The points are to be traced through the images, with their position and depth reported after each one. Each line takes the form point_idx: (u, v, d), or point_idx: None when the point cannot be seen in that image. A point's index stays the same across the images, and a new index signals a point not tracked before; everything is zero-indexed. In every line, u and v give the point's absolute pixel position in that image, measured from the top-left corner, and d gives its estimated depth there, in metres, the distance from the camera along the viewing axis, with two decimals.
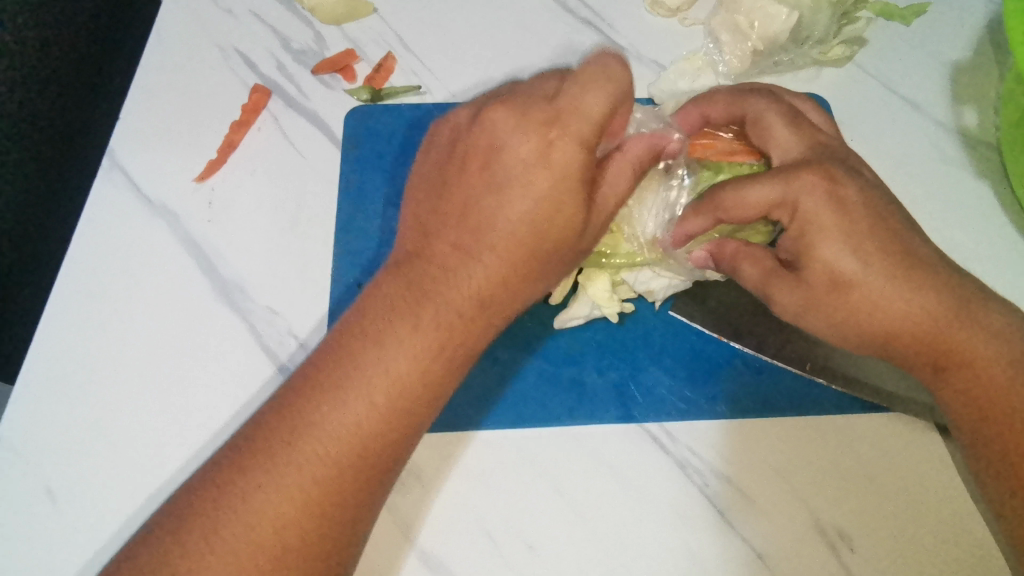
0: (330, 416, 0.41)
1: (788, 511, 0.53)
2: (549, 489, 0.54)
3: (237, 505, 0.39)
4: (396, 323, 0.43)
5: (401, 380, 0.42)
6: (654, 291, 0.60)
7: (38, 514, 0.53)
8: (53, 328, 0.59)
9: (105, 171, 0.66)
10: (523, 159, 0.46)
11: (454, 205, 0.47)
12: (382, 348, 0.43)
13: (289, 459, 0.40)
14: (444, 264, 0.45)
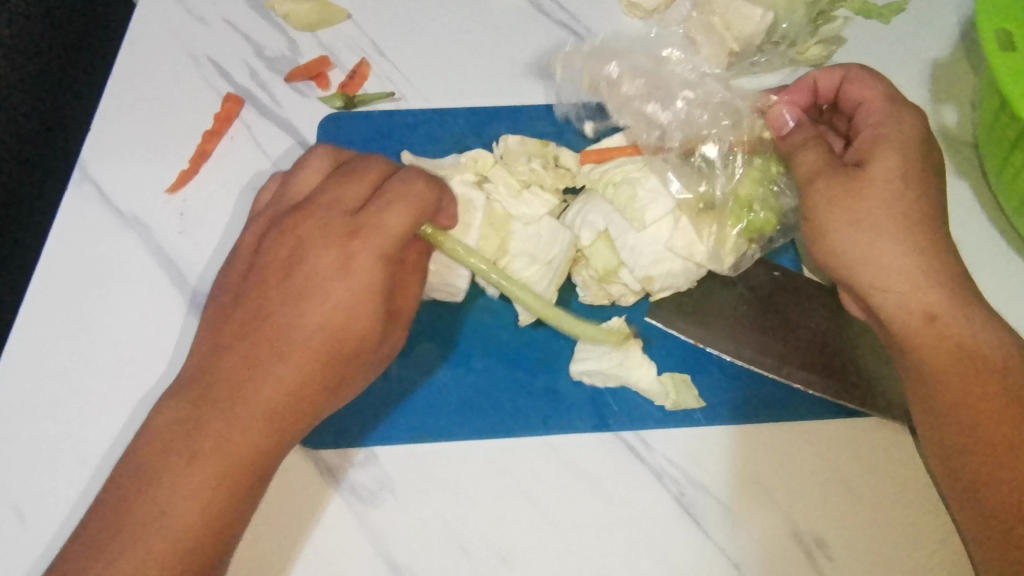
0: (214, 437, 0.45)
1: (764, 519, 0.53)
2: (523, 500, 0.53)
3: (148, 511, 0.43)
4: (270, 348, 0.47)
5: (209, 482, 0.44)
6: (652, 279, 0.57)
7: (5, 533, 0.52)
8: (23, 344, 0.59)
9: (75, 183, 0.65)
10: (322, 269, 0.49)
11: (254, 323, 0.48)
12: (268, 360, 0.47)
13: (174, 466, 0.44)
14: (308, 305, 0.48)
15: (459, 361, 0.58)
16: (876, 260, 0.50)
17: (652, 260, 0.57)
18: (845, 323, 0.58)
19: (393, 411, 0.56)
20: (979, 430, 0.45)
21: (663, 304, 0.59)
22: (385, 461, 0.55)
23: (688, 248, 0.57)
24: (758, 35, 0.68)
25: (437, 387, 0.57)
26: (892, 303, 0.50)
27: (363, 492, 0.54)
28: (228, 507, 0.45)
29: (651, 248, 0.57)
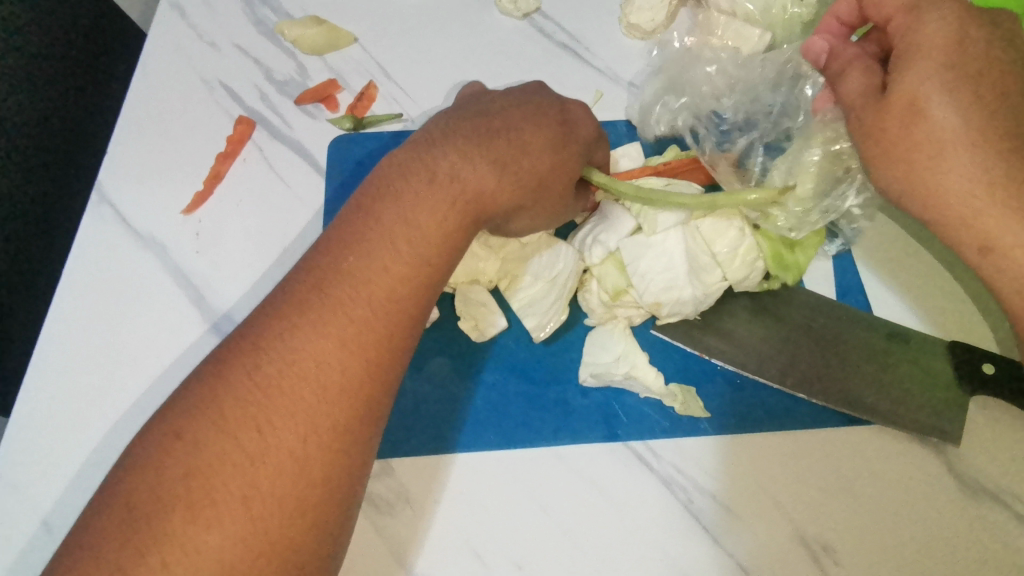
0: (324, 330, 0.43)
1: (771, 524, 0.54)
2: (536, 509, 0.55)
3: (256, 420, 0.40)
4: (391, 227, 0.47)
5: (346, 375, 0.43)
6: (661, 306, 0.58)
7: (34, 549, 0.54)
8: (44, 364, 0.60)
9: (93, 205, 0.67)
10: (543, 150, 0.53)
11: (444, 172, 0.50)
12: (377, 244, 0.47)
13: (299, 356, 0.42)
14: (435, 182, 0.50)
15: (471, 374, 0.60)
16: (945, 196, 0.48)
17: (661, 286, 0.57)
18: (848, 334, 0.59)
19: (408, 424, 0.58)
20: None
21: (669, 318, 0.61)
22: (401, 473, 0.56)
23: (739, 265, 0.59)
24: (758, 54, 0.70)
25: (451, 399, 0.59)
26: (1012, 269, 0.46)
27: (380, 503, 0.55)
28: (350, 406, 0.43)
29: (664, 275, 0.58)
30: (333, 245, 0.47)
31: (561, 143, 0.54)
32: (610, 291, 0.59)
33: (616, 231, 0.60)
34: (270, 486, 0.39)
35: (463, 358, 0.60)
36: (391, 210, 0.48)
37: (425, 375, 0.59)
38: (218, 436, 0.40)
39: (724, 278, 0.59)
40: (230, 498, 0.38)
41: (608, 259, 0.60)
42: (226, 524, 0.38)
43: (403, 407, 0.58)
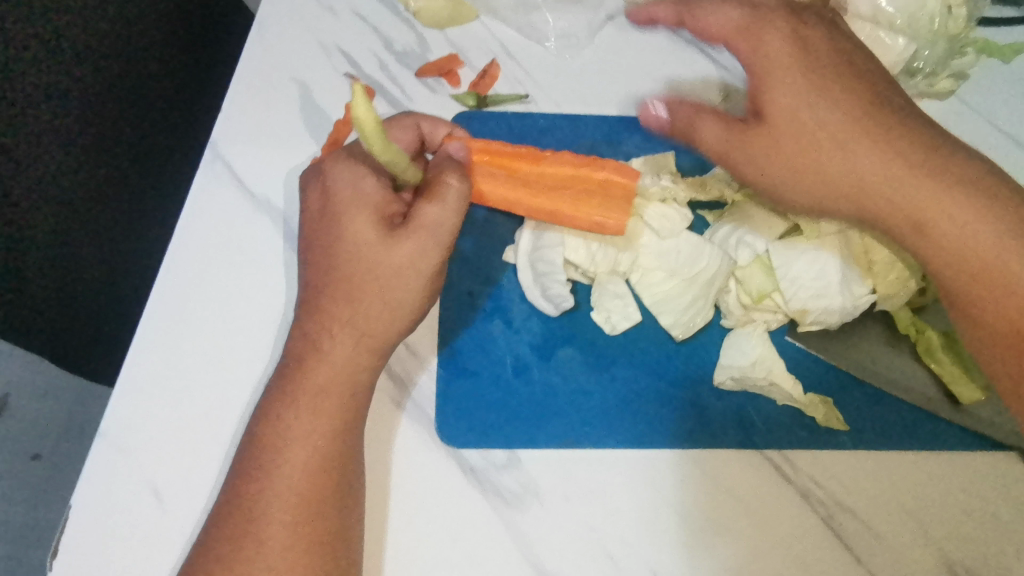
0: (302, 413, 0.48)
1: (914, 547, 0.52)
2: (669, 512, 0.52)
3: (263, 490, 0.46)
4: (340, 314, 0.48)
5: (301, 445, 0.47)
6: (807, 313, 0.56)
7: (147, 517, 0.51)
8: (155, 323, 0.58)
9: (208, 162, 0.64)
10: (357, 223, 0.47)
11: (324, 263, 0.48)
12: (320, 338, 0.48)
13: (286, 433, 0.47)
14: (331, 274, 0.48)
15: (601, 367, 0.57)
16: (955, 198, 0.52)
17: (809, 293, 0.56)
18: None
19: (536, 413, 0.55)
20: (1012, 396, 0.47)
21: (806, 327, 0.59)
22: (529, 464, 0.54)
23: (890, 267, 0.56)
24: (899, 63, 0.67)
25: (580, 392, 0.56)
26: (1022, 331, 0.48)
27: (508, 494, 0.53)
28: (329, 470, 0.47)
29: (814, 282, 0.56)
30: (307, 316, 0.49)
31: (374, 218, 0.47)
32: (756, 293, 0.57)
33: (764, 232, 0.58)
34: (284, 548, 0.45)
35: (592, 349, 0.58)
36: (336, 289, 0.48)
37: (553, 364, 0.57)
38: (251, 503, 0.46)
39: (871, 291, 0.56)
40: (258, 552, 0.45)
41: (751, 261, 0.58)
42: (268, 573, 0.45)
43: (531, 396, 0.56)
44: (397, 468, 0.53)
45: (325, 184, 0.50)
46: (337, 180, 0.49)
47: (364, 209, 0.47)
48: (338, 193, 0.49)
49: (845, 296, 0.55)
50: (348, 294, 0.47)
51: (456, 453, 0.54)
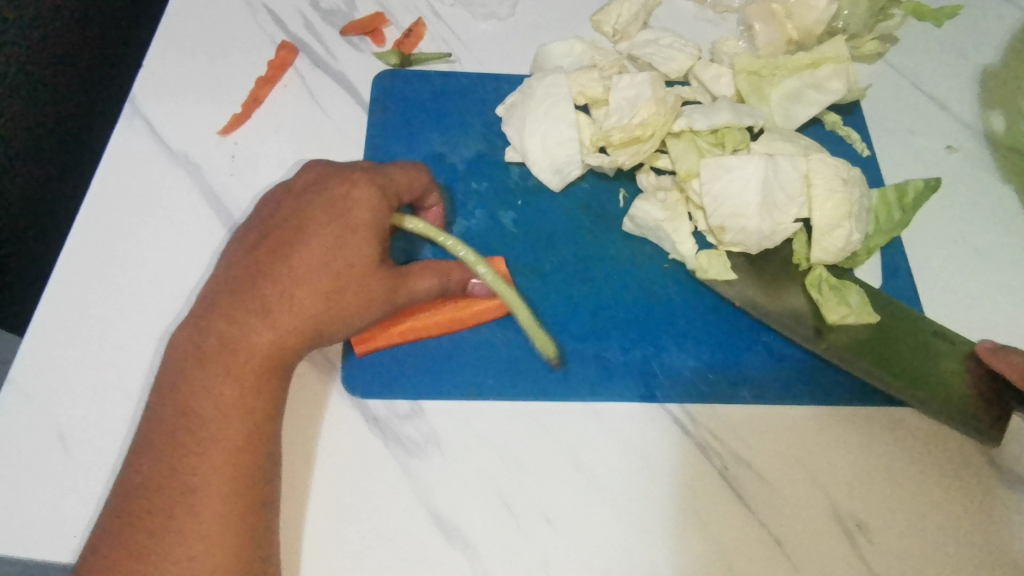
0: (216, 378, 0.47)
1: (806, 499, 0.53)
2: (567, 463, 0.53)
3: (182, 462, 0.45)
4: (273, 297, 0.49)
5: (219, 417, 0.46)
6: (726, 229, 0.58)
7: (49, 460, 0.52)
8: (69, 274, 0.59)
9: (127, 117, 0.65)
10: (338, 242, 0.50)
11: (268, 266, 0.50)
12: (255, 320, 0.48)
13: (196, 405, 0.46)
14: (271, 259, 0.50)
15: (508, 321, 0.59)
16: None
17: (731, 208, 0.58)
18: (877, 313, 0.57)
19: (441, 366, 0.57)
20: None
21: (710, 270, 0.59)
22: (431, 415, 0.55)
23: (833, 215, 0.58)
24: (821, 24, 0.67)
25: (488, 345, 0.58)
26: None
27: (409, 444, 0.54)
28: (253, 437, 0.47)
29: (737, 199, 0.58)
30: (228, 292, 0.49)
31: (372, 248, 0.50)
32: (684, 174, 0.61)
33: (708, 119, 0.61)
34: (197, 514, 0.44)
35: None
36: (272, 275, 0.49)
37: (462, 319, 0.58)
38: (166, 468, 0.45)
39: (795, 216, 0.59)
40: (177, 518, 0.44)
41: (687, 142, 0.62)
42: (163, 521, 0.44)
43: (439, 350, 0.57)
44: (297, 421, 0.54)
45: (305, 204, 0.52)
46: (322, 190, 0.52)
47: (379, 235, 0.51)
48: (297, 210, 0.52)
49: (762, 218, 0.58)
50: (284, 280, 0.49)
51: (360, 404, 0.55)
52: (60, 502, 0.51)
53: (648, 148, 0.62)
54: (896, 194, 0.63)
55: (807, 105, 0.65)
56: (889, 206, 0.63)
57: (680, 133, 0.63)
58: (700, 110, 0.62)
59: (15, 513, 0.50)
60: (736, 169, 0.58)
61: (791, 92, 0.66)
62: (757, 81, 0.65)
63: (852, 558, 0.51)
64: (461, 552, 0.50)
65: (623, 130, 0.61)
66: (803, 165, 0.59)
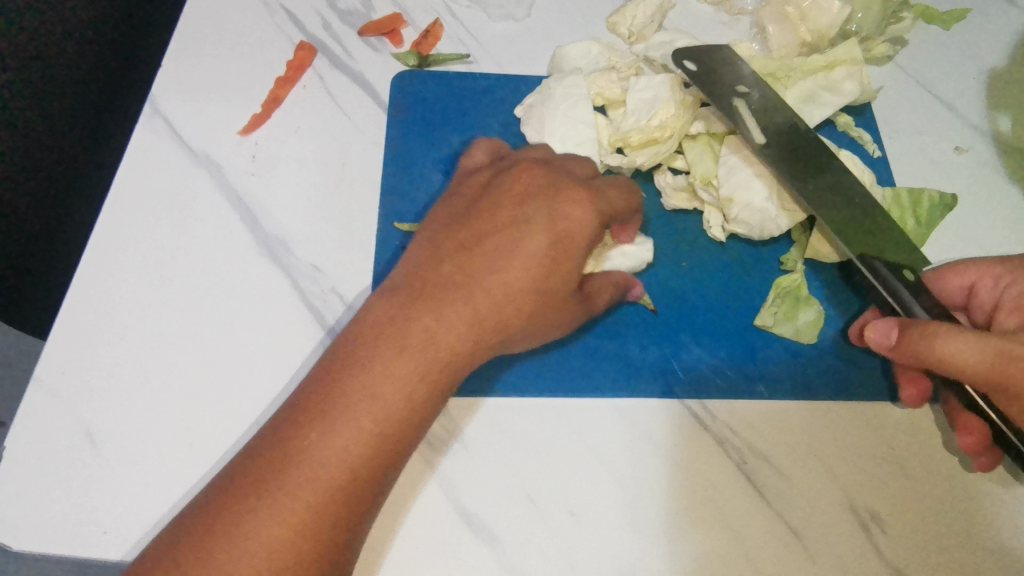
0: (386, 394, 0.44)
1: (824, 493, 0.54)
2: (591, 460, 0.54)
3: (308, 467, 0.42)
4: (458, 297, 0.48)
5: (381, 434, 0.44)
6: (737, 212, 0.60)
7: (76, 457, 0.52)
8: (91, 273, 0.59)
9: (147, 117, 0.65)
10: (527, 249, 0.49)
11: (455, 263, 0.49)
12: (439, 330, 0.47)
13: (353, 417, 0.44)
14: (478, 266, 0.49)
15: None
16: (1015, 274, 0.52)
17: (741, 180, 0.60)
18: (830, 204, 0.57)
19: None
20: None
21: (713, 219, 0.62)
22: (455, 412, 0.55)
23: None
24: (834, 27, 0.68)
25: None
26: None
27: (435, 441, 0.54)
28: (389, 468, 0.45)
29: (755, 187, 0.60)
30: (418, 291, 0.48)
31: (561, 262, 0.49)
32: (700, 174, 0.62)
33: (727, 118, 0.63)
34: (315, 515, 0.42)
35: None
36: (457, 283, 0.48)
37: None
38: (293, 475, 0.42)
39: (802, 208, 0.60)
40: (290, 535, 0.41)
41: (703, 145, 0.64)
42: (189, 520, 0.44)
43: None
44: None
45: (533, 211, 0.51)
46: (532, 199, 0.51)
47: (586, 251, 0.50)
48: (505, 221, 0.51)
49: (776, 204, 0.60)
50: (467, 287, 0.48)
51: None
52: (89, 498, 0.51)
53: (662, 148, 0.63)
54: (911, 201, 0.64)
55: (821, 106, 0.66)
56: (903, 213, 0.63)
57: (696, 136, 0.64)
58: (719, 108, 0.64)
59: (44, 509, 0.51)
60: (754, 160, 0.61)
61: (806, 94, 0.66)
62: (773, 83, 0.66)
63: (869, 551, 0.52)
64: (487, 546, 0.51)
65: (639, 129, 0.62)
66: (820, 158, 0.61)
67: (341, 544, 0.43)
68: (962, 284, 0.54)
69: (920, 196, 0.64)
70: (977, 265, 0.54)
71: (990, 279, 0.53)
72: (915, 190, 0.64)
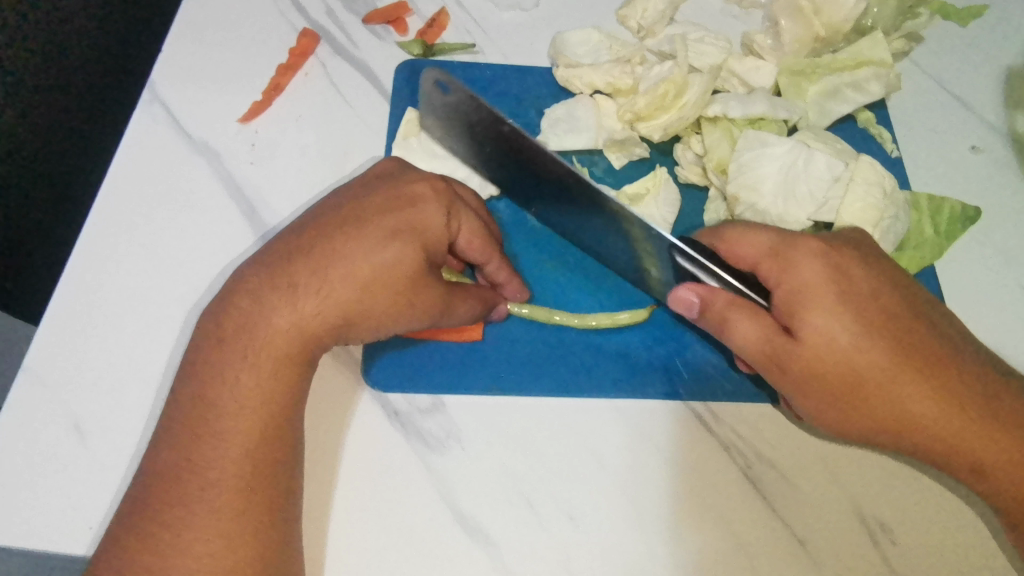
0: (235, 364, 0.45)
1: (830, 502, 0.52)
2: (591, 461, 0.53)
3: (209, 451, 0.43)
4: (293, 294, 0.45)
5: (247, 407, 0.44)
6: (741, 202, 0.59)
7: (65, 451, 0.51)
8: (86, 262, 0.58)
9: (145, 103, 0.64)
10: (368, 232, 0.47)
11: (301, 257, 0.46)
12: (281, 309, 0.45)
13: (225, 389, 0.45)
14: (312, 240, 0.47)
15: (531, 316, 0.58)
16: (808, 265, 0.46)
17: (750, 180, 0.59)
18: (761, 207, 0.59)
19: (464, 360, 0.56)
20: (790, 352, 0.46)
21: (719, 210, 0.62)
22: (453, 410, 0.54)
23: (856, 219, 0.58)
24: (849, 21, 0.67)
25: (511, 340, 0.57)
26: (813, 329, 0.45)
27: (431, 439, 0.53)
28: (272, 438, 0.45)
29: (769, 179, 0.59)
30: (273, 274, 0.46)
31: (392, 239, 0.46)
32: (714, 160, 0.61)
33: (744, 107, 0.62)
34: (209, 486, 0.43)
35: (523, 298, 0.59)
36: (315, 254, 0.46)
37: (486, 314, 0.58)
38: (184, 459, 0.43)
39: (809, 217, 0.59)
40: (185, 527, 0.42)
41: (723, 130, 0.62)
42: (174, 524, 0.42)
43: (462, 344, 0.57)
44: (317, 417, 0.53)
45: (370, 198, 0.49)
46: (370, 210, 0.48)
47: (429, 239, 0.48)
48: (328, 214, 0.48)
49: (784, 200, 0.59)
50: (326, 266, 0.46)
51: (381, 397, 0.55)
52: (82, 491, 0.50)
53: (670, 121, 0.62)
54: (931, 207, 0.62)
55: (843, 102, 0.65)
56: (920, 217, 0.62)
57: (716, 120, 0.63)
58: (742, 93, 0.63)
59: (33, 503, 0.50)
60: (767, 153, 0.59)
61: (831, 89, 0.65)
62: (798, 78, 0.65)
63: (877, 562, 0.51)
64: (483, 549, 0.50)
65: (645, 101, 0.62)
66: (840, 169, 0.58)
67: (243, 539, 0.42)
68: (770, 244, 0.48)
69: (942, 203, 0.62)
70: (790, 232, 0.48)
71: (779, 262, 0.47)
72: (937, 198, 0.63)
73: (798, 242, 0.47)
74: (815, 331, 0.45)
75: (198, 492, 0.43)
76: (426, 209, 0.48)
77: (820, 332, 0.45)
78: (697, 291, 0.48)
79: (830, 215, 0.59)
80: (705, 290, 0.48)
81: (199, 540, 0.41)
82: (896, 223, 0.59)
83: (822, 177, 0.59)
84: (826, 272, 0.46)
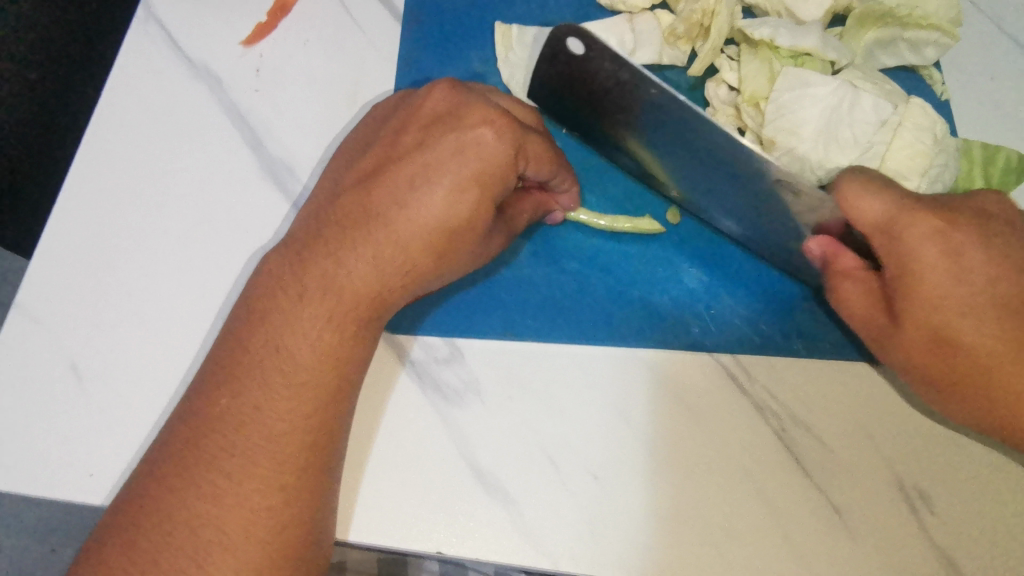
0: (302, 321, 0.43)
1: (866, 466, 0.50)
2: (615, 418, 0.50)
3: (241, 404, 0.41)
4: (357, 247, 0.43)
5: (302, 362, 0.42)
6: (776, 144, 0.55)
7: (61, 393, 0.49)
8: (80, 195, 0.54)
9: (140, 21, 0.59)
10: (433, 181, 0.43)
11: (368, 204, 0.44)
12: (345, 264, 0.43)
13: (282, 346, 0.42)
14: (379, 194, 0.44)
15: (550, 258, 0.55)
16: (932, 263, 0.41)
17: (788, 124, 0.55)
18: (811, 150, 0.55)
19: (484, 305, 0.53)
20: (916, 349, 0.42)
21: (751, 151, 0.58)
22: (469, 359, 0.52)
23: (903, 167, 0.53)
24: None
25: (527, 283, 0.54)
26: (940, 329, 0.41)
27: (447, 391, 0.51)
28: (337, 396, 0.43)
29: (810, 121, 0.54)
30: (336, 225, 0.44)
31: (459, 189, 0.43)
32: (748, 93, 0.57)
33: (793, 38, 0.55)
34: (252, 446, 0.41)
35: (540, 239, 0.55)
36: (380, 205, 0.44)
37: (507, 260, 0.54)
38: (205, 409, 0.42)
39: (850, 163, 0.54)
40: (208, 482, 0.40)
41: (762, 61, 0.57)
42: (188, 479, 0.40)
43: (480, 288, 0.54)
44: None
45: (435, 136, 0.44)
46: (435, 152, 0.44)
47: (496, 188, 0.43)
48: (394, 157, 0.45)
49: (824, 144, 0.54)
50: (389, 222, 0.43)
51: (396, 342, 0.52)
52: (81, 435, 0.48)
53: (706, 44, 0.57)
54: (984, 155, 0.58)
55: (888, 55, 0.61)
56: (972, 166, 0.58)
57: (757, 48, 0.57)
58: (789, 24, 0.56)
59: (31, 447, 0.47)
60: (811, 91, 0.54)
61: (887, 38, 0.60)
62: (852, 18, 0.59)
63: (913, 530, 0.48)
64: (502, 507, 0.48)
65: (684, 21, 0.57)
66: (887, 112, 0.54)
67: (270, 506, 0.40)
68: (883, 217, 0.42)
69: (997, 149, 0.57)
70: (909, 202, 0.42)
71: (892, 243, 0.42)
72: (992, 145, 0.58)
73: (914, 216, 0.41)
74: (918, 323, 0.41)
75: (217, 445, 0.41)
76: (489, 150, 0.43)
77: (958, 343, 0.41)
78: (823, 246, 0.47)
79: (874, 161, 0.54)
80: (831, 248, 0.47)
81: (219, 499, 0.40)
82: (945, 171, 0.54)
83: (870, 119, 0.54)
84: (945, 254, 0.41)
